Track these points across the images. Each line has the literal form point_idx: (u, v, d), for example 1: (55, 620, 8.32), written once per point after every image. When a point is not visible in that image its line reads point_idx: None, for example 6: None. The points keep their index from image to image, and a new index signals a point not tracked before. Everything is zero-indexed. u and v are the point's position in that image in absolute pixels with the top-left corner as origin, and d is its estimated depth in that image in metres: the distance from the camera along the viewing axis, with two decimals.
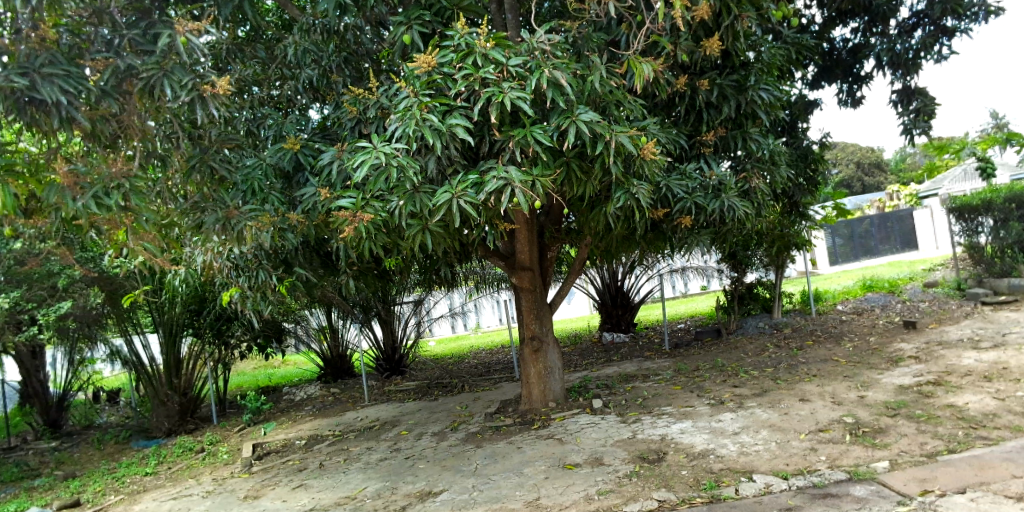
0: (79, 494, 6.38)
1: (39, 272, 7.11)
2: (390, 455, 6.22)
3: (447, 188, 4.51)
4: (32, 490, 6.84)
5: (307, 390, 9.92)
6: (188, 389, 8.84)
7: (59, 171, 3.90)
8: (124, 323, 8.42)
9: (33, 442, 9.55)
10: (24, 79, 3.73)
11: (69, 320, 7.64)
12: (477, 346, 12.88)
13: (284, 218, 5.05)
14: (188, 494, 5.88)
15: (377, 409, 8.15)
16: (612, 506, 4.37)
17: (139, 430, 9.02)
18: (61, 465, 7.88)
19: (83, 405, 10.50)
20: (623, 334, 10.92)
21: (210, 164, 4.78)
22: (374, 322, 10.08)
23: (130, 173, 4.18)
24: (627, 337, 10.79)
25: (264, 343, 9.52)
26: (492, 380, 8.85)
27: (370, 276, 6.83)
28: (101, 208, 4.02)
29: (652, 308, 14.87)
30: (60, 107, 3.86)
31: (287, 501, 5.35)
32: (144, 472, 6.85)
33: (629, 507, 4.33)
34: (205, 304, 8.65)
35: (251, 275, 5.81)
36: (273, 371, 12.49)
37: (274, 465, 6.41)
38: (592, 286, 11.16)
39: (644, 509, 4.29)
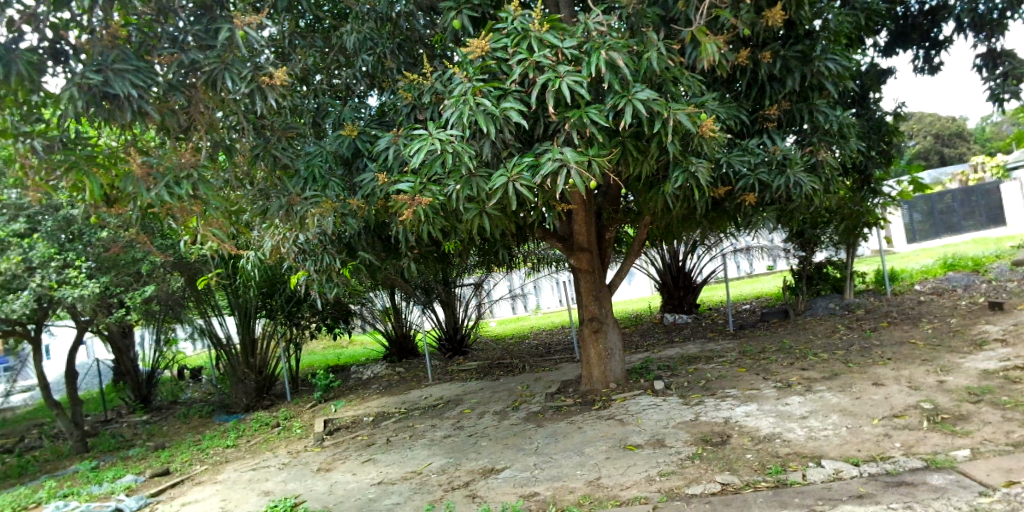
0: (168, 463, 6.88)
1: (125, 259, 7.52)
2: (454, 432, 6.38)
3: (503, 172, 4.55)
4: (128, 459, 7.40)
5: (374, 368, 10.25)
6: (263, 368, 9.34)
7: (133, 163, 4.24)
8: (203, 305, 8.95)
9: (128, 415, 10.38)
10: (99, 75, 4.01)
11: (155, 304, 8.18)
12: (536, 327, 12.92)
13: (346, 204, 5.30)
14: (267, 465, 6.25)
15: (441, 388, 8.36)
16: (674, 487, 4.35)
17: (219, 405, 9.59)
18: (152, 437, 8.52)
19: (171, 382, 11.29)
20: (685, 315, 10.71)
21: (274, 152, 5.13)
22: (435, 303, 10.25)
23: (198, 162, 4.48)
24: (690, 318, 10.56)
25: (332, 323, 9.90)
26: (553, 361, 8.87)
27: (431, 258, 6.96)
28: (172, 196, 4.34)
29: (716, 289, 14.50)
30: (131, 101, 4.13)
31: (357, 474, 5.61)
32: (226, 445, 7.30)
33: (691, 489, 4.30)
34: (276, 287, 9.08)
35: (318, 258, 6.05)
36: (342, 353, 12.92)
37: (344, 441, 6.69)
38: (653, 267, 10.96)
39: (706, 491, 4.24)
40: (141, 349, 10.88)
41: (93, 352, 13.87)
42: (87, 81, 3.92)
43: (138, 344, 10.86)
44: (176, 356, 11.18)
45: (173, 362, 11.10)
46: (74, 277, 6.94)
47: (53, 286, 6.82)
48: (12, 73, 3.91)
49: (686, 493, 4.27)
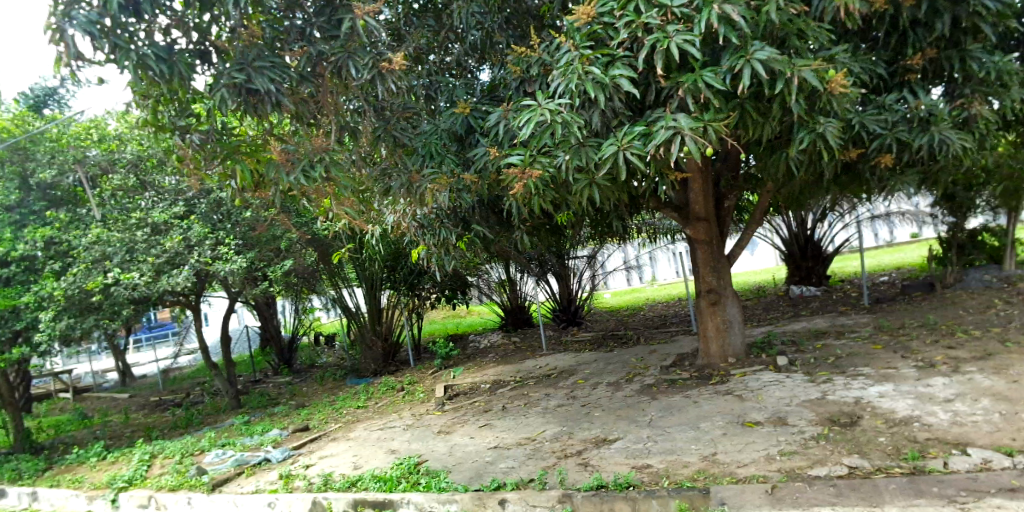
0: (309, 420, 7.62)
1: (267, 236, 8.34)
2: (567, 402, 6.49)
3: (613, 141, 4.47)
4: (274, 415, 8.28)
5: (490, 338, 10.61)
6: (389, 335, 10.04)
7: (275, 151, 4.67)
8: (335, 278, 9.63)
9: (274, 375, 11.68)
10: (242, 74, 4.46)
11: (292, 277, 8.99)
12: (653, 298, 12.70)
13: (460, 180, 5.38)
14: (393, 426, 6.72)
15: (555, 358, 8.50)
16: (796, 468, 4.14)
17: (351, 369, 10.41)
18: (295, 396, 9.46)
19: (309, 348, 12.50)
20: (815, 288, 9.85)
21: (394, 133, 5.45)
22: (550, 276, 10.40)
23: (329, 146, 4.82)
24: (819, 291, 9.73)
25: (451, 294, 10.34)
26: (669, 333, 8.71)
27: (544, 231, 7.03)
28: (308, 180, 4.73)
29: (850, 259, 13.39)
30: (271, 94, 4.56)
31: (475, 437, 5.90)
32: (358, 405, 7.94)
33: (814, 470, 4.08)
34: (400, 259, 9.58)
35: (436, 232, 6.26)
36: (461, 323, 13.38)
37: (463, 406, 7.02)
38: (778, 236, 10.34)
39: (832, 474, 4.00)
40: (283, 317, 12.05)
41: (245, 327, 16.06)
42: (233, 81, 4.41)
43: (281, 312, 12.04)
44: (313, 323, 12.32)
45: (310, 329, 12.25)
46: (225, 253, 7.76)
47: (209, 261, 7.68)
48: (176, 73, 4.44)
49: (809, 474, 4.05)
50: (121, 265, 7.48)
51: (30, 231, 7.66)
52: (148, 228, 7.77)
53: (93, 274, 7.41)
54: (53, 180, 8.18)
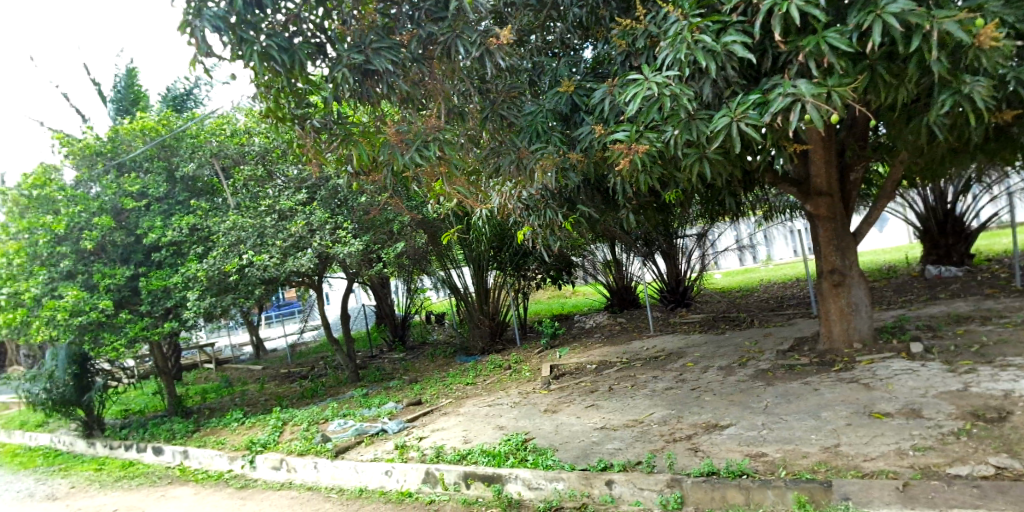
0: (421, 395, 7.94)
1: (380, 220, 8.71)
2: (676, 385, 6.33)
3: (726, 112, 4.23)
4: (390, 388, 8.71)
5: (596, 318, 10.54)
6: (496, 314, 10.27)
7: (390, 132, 4.95)
8: (444, 259, 9.91)
9: (389, 351, 12.27)
10: (361, 55, 4.73)
11: (405, 259, 9.39)
12: (768, 278, 12.10)
13: (566, 158, 5.33)
14: (500, 403, 6.87)
15: (663, 340, 8.32)
16: (932, 465, 3.80)
17: (460, 347, 10.73)
18: (408, 371, 9.90)
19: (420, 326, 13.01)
20: (955, 268, 8.92)
21: (501, 112, 5.49)
22: (656, 255, 10.15)
23: (440, 126, 5.05)
24: (960, 271, 8.81)
25: (556, 275, 10.46)
26: (786, 316, 8.24)
27: (650, 210, 6.88)
28: (422, 159, 4.98)
29: (999, 236, 12.08)
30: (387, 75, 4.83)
31: (581, 417, 5.90)
32: (466, 382, 8.18)
33: (954, 468, 3.72)
34: (506, 241, 9.70)
35: (542, 213, 6.20)
36: (564, 301, 13.56)
37: (568, 386, 7.04)
38: (913, 211, 9.54)
39: (975, 474, 3.63)
40: (395, 297, 12.45)
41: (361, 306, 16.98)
42: (352, 60, 4.69)
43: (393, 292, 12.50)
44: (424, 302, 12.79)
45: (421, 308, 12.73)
46: (344, 236, 8.19)
47: (330, 244, 8.15)
48: (296, 61, 4.67)
49: (948, 472, 3.70)
50: (254, 248, 8.12)
51: (177, 220, 8.45)
52: (275, 213, 8.34)
53: (231, 257, 8.10)
54: (195, 172, 8.97)
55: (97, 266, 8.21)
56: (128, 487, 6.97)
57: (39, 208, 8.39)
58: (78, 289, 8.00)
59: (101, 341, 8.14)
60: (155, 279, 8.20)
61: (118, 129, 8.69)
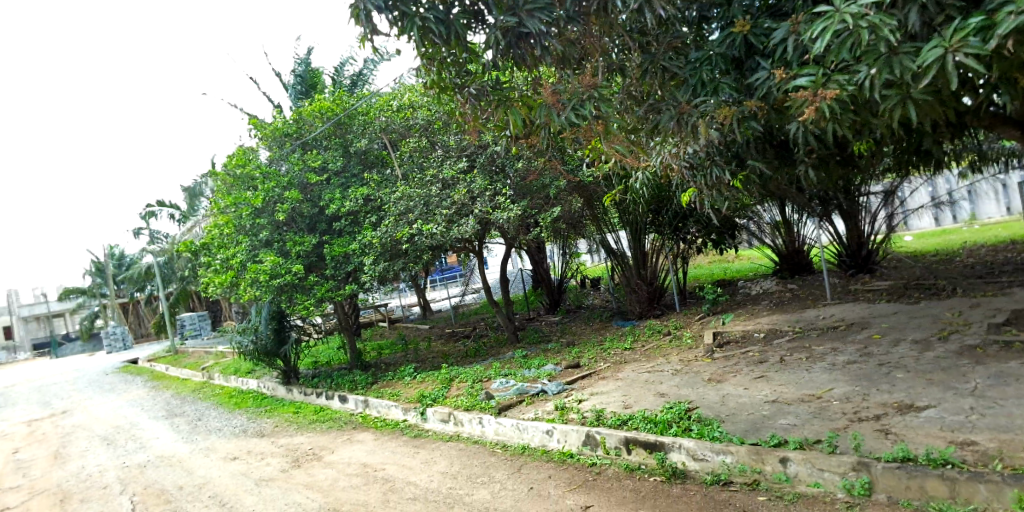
0: (579, 358, 8.03)
1: (537, 185, 8.86)
2: (860, 359, 5.80)
3: (938, 42, 3.59)
4: (548, 350, 8.89)
5: (763, 284, 9.92)
6: (654, 279, 10.05)
7: (546, 94, 4.97)
8: (601, 223, 9.86)
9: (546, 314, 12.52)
10: (514, 18, 4.68)
11: (561, 222, 9.52)
12: (971, 240, 10.64)
13: (742, 110, 4.62)
14: (661, 369, 6.75)
15: (843, 308, 7.65)
16: None
17: (617, 312, 10.70)
18: (565, 334, 10.05)
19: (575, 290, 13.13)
20: None
21: (662, 65, 5.00)
22: (835, 216, 9.25)
23: (597, 83, 4.91)
24: None
25: (719, 239, 10.01)
26: (997, 284, 7.20)
27: (832, 164, 6.36)
28: (578, 118, 4.95)
29: None
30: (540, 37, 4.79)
31: (749, 388, 5.62)
32: (625, 347, 8.12)
33: None
34: (664, 204, 9.55)
35: (707, 172, 5.82)
36: (728, 267, 12.87)
37: (735, 355, 6.73)
38: None
39: None
40: (552, 260, 12.70)
41: (518, 270, 17.49)
42: (505, 25, 4.67)
43: (550, 256, 12.72)
44: (580, 266, 12.85)
45: (577, 273, 12.83)
46: (503, 203, 8.39)
47: (489, 210, 8.39)
48: (454, 33, 4.79)
49: None
50: (421, 217, 8.58)
51: (353, 191, 9.14)
52: (439, 183, 8.70)
53: (401, 225, 8.61)
54: (367, 147, 9.65)
55: (289, 235, 9.16)
56: (320, 429, 7.83)
57: (243, 186, 9.58)
58: (275, 255, 9.01)
59: (295, 301, 9.10)
60: (337, 246, 8.96)
61: (301, 111, 9.56)
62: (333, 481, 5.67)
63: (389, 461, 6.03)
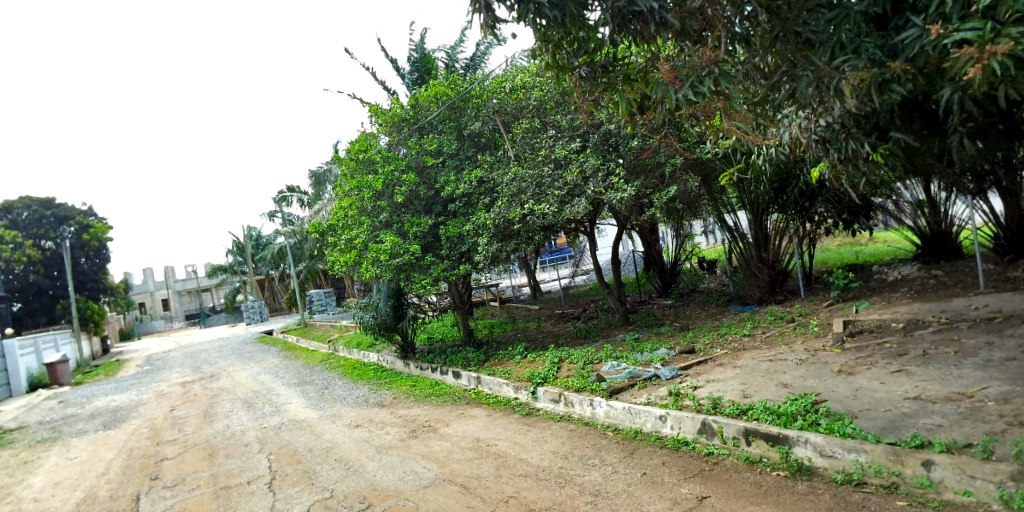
0: (694, 343, 7.80)
1: (652, 164, 8.67)
2: (1021, 356, 5.19)
3: None
4: (660, 334, 8.70)
5: (902, 269, 9.11)
6: (776, 263, 9.51)
7: (664, 71, 4.78)
8: (718, 203, 9.55)
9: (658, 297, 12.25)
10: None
11: (676, 201, 9.46)
12: None
13: (887, 71, 4.29)
14: (784, 358, 6.40)
15: (999, 298, 6.89)
16: None
17: (735, 297, 10.25)
18: (678, 318, 9.80)
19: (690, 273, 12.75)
20: None
21: (794, 30, 4.53)
22: (991, 194, 8.33)
23: (718, 57, 4.66)
24: None
25: (851, 220, 9.54)
26: None
27: (991, 135, 5.74)
28: (696, 95, 4.76)
29: None
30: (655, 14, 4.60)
31: (886, 383, 5.20)
32: (743, 333, 7.79)
33: None
34: (789, 182, 8.96)
35: (841, 147, 5.39)
36: (860, 251, 11.88)
37: (868, 345, 6.26)
38: None
39: None
40: (664, 242, 12.66)
41: (629, 252, 17.24)
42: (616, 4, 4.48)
43: (663, 237, 12.52)
44: (695, 248, 12.46)
45: (692, 255, 12.45)
46: (616, 183, 8.23)
47: (602, 191, 8.26)
48: (567, 15, 4.61)
49: None
50: (533, 198, 8.60)
51: (467, 173, 9.31)
52: (551, 163, 8.67)
53: (513, 206, 8.69)
54: (480, 128, 9.80)
55: (407, 216, 9.50)
56: (436, 403, 8.14)
57: (365, 169, 9.96)
58: (394, 235, 9.39)
59: (412, 279, 9.46)
60: (452, 227, 9.19)
61: (417, 97, 9.84)
62: (448, 453, 5.88)
63: (501, 437, 6.17)
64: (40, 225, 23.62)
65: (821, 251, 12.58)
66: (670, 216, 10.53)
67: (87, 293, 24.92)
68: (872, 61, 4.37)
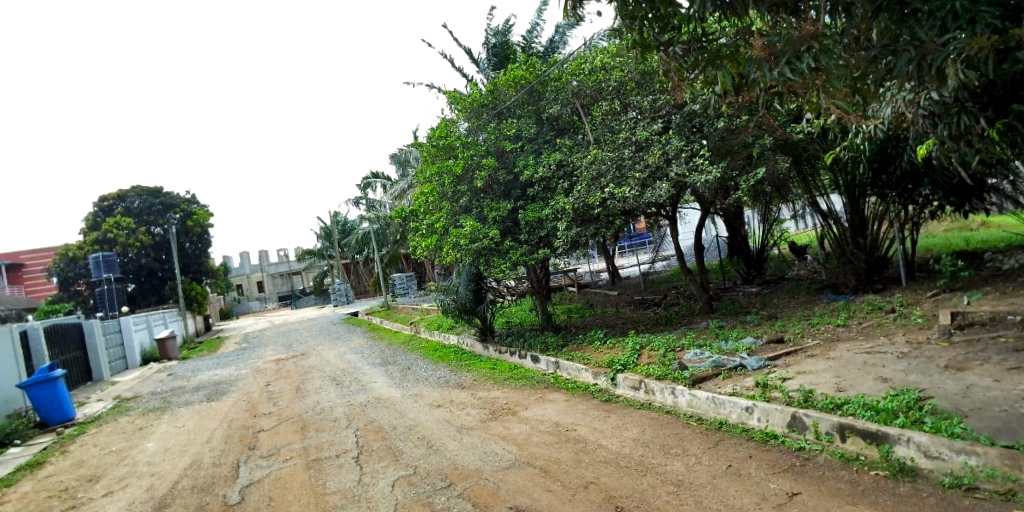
0: (783, 332, 7.50)
1: (739, 144, 8.35)
2: None
3: None
4: (746, 323, 8.42)
5: (1019, 258, 8.43)
6: (875, 249, 9.03)
7: (757, 47, 4.63)
8: (810, 185, 9.17)
9: (744, 283, 11.88)
10: None
11: (764, 183, 9.08)
12: None
13: (1012, 38, 4.05)
14: (883, 352, 6.06)
15: None
16: None
17: (828, 284, 9.80)
18: (765, 306, 9.46)
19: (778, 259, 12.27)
20: None
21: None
22: None
23: (818, 31, 4.45)
24: None
25: (960, 203, 8.78)
26: None
27: None
28: (793, 74, 4.51)
29: None
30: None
31: (1001, 381, 4.82)
32: (837, 323, 7.42)
33: None
34: (891, 161, 8.39)
35: (952, 121, 5.00)
36: (970, 237, 11.04)
37: (980, 340, 5.83)
38: None
39: None
40: (751, 227, 12.45)
41: (713, 238, 16.78)
42: None
43: (751, 223, 12.22)
44: (784, 233, 11.99)
45: (780, 240, 11.99)
46: (700, 165, 7.96)
47: (686, 173, 8.02)
48: None
49: None
50: (614, 181, 8.45)
51: (547, 156, 9.25)
52: (632, 144, 8.50)
53: (593, 190, 8.58)
54: (559, 111, 9.68)
55: (486, 201, 9.60)
56: (515, 386, 8.22)
57: (444, 155, 10.10)
58: (474, 220, 9.48)
59: (491, 264, 9.53)
60: (531, 212, 9.20)
61: (496, 82, 9.85)
62: (528, 436, 5.93)
63: (581, 422, 6.16)
64: (150, 212, 25.45)
65: (926, 236, 11.87)
66: (756, 199, 10.13)
67: (193, 275, 26.72)
68: (991, 29, 4.10)
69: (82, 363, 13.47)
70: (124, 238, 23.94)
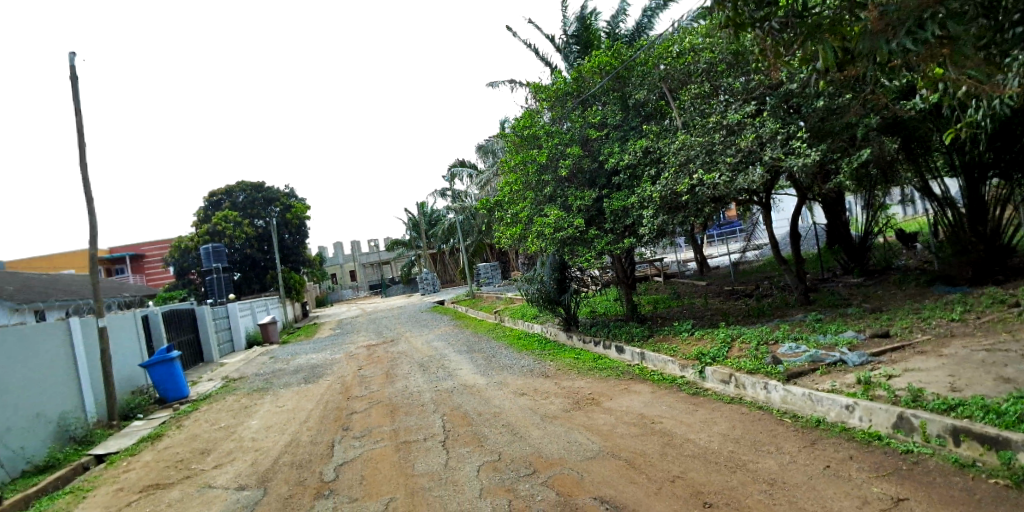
0: (889, 326, 7.02)
1: (840, 126, 7.94)
2: None
3: None
4: (847, 316, 7.94)
5: None
6: (994, 237, 8.35)
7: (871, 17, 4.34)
8: (921, 166, 8.49)
9: (844, 273, 11.23)
10: None
11: (869, 165, 8.62)
12: None
13: None
14: (1005, 349, 5.56)
15: None
16: None
17: (938, 275, 9.14)
18: (867, 299, 8.89)
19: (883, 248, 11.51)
20: None
21: None
22: None
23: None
24: None
25: None
26: None
27: None
28: (916, 44, 4.24)
29: None
30: None
31: None
32: (952, 318, 6.87)
33: None
34: (1016, 136, 7.65)
35: None
36: None
37: None
38: None
39: None
40: (853, 214, 11.76)
41: (810, 226, 15.95)
42: None
43: (854, 208, 11.49)
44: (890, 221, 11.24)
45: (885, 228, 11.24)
46: (798, 148, 7.54)
47: (782, 157, 7.62)
48: None
49: None
50: (703, 167, 8.14)
51: (633, 143, 9.02)
52: (724, 128, 8.17)
53: (681, 177, 8.30)
54: (645, 98, 9.45)
55: (571, 190, 9.49)
56: (599, 377, 8.12)
57: (529, 145, 10.20)
58: (558, 210, 9.41)
59: (576, 254, 9.43)
60: (616, 200, 9.04)
61: (581, 69, 9.72)
62: (613, 427, 5.86)
63: (667, 415, 6.01)
64: (254, 206, 27.15)
65: None
66: (859, 184, 9.54)
67: (292, 265, 28.17)
68: None
69: (196, 344, 14.52)
70: (231, 229, 25.56)
